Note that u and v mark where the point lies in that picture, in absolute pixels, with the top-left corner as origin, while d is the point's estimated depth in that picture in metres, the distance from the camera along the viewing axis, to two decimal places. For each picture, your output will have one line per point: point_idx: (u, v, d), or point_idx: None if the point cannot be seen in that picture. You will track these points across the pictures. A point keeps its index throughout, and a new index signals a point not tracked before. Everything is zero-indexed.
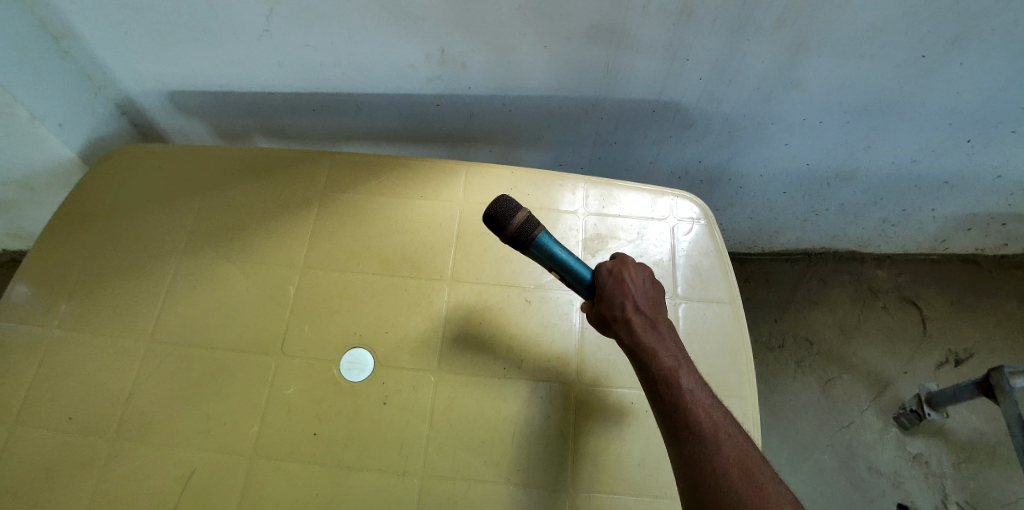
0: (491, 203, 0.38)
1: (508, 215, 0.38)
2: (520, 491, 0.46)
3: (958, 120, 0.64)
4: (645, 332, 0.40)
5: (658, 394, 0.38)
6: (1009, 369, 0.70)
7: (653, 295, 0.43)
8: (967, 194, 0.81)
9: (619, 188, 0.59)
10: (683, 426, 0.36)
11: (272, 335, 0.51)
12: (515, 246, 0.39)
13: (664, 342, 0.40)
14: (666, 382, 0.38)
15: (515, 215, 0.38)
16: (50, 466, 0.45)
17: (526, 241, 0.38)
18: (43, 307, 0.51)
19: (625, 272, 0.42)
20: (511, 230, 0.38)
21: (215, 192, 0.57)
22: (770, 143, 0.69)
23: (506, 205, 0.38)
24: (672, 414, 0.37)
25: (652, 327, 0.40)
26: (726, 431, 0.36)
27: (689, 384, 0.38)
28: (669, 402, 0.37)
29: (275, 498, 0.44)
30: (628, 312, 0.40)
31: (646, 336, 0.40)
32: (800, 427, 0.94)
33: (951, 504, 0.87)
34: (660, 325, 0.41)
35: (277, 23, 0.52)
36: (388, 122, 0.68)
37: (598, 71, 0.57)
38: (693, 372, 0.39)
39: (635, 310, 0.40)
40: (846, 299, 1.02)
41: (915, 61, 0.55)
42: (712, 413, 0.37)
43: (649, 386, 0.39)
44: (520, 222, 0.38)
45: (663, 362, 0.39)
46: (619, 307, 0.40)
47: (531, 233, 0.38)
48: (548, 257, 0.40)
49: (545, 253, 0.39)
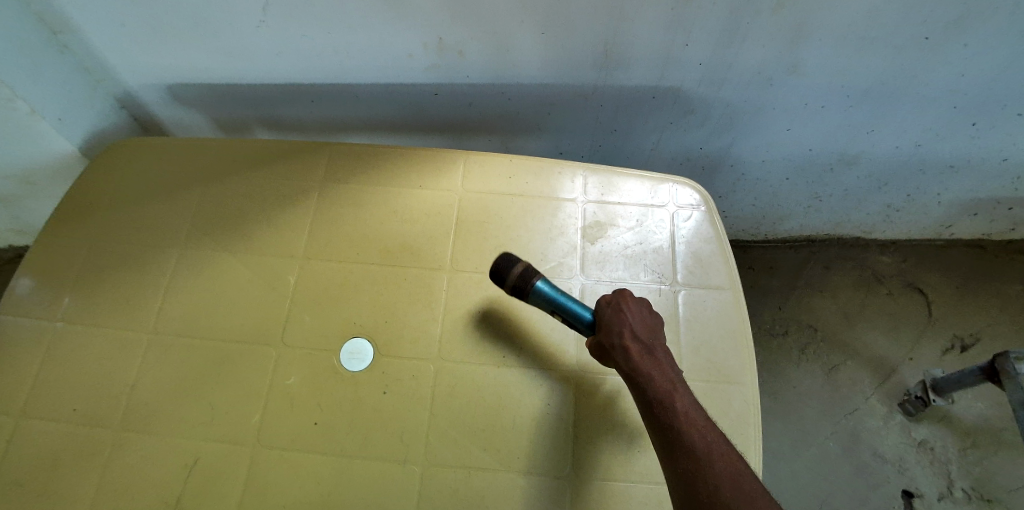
0: (497, 259, 0.47)
1: (508, 267, 0.46)
2: (521, 478, 0.46)
3: (961, 102, 0.63)
4: (641, 357, 0.41)
5: (655, 416, 0.39)
6: (1013, 354, 0.69)
7: (652, 322, 0.44)
8: (972, 178, 0.80)
9: (619, 174, 0.59)
10: (679, 447, 0.37)
11: (273, 326, 0.51)
12: (518, 292, 0.46)
13: (661, 366, 0.41)
14: (661, 404, 0.39)
15: (514, 267, 0.46)
16: (57, 457, 0.46)
17: (526, 287, 0.45)
18: (45, 300, 0.52)
19: (622, 301, 0.45)
20: (512, 278, 0.45)
21: (214, 183, 0.57)
22: (771, 128, 0.69)
23: (508, 259, 0.46)
24: (668, 435, 0.38)
25: (648, 352, 0.42)
26: (722, 449, 0.36)
27: (685, 405, 0.39)
28: (665, 423, 0.38)
29: (279, 486, 0.45)
30: (625, 339, 0.42)
31: (642, 361, 0.41)
32: (804, 414, 0.93)
33: (956, 489, 0.86)
34: (657, 350, 0.42)
35: (272, 13, 0.51)
36: (387, 112, 0.67)
37: (597, 58, 0.56)
38: (689, 394, 0.40)
39: (632, 337, 0.42)
40: (849, 285, 1.01)
41: (918, 43, 0.53)
42: (706, 432, 0.37)
43: (647, 409, 0.40)
44: (520, 271, 0.46)
45: (658, 385, 0.40)
46: (617, 335, 0.43)
47: (529, 280, 0.45)
48: (547, 300, 0.45)
49: (545, 297, 0.45)
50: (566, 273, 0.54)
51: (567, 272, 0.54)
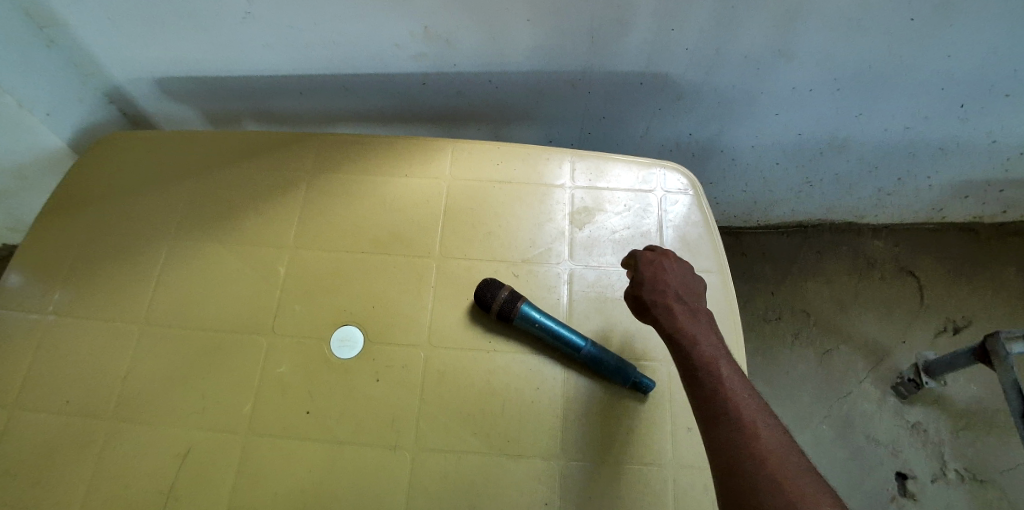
0: (481, 284, 0.50)
1: (494, 294, 0.49)
2: (511, 461, 0.46)
3: (950, 85, 0.63)
4: (685, 321, 0.41)
5: (697, 379, 0.39)
6: (1004, 334, 0.70)
7: (692, 284, 0.45)
8: (962, 161, 0.80)
9: (607, 160, 0.59)
10: (722, 411, 0.36)
11: (263, 316, 0.51)
12: (503, 317, 0.49)
13: (704, 331, 0.41)
14: (706, 369, 0.39)
15: (500, 293, 0.49)
16: (52, 447, 0.46)
17: (510, 312, 0.49)
18: (39, 293, 0.52)
19: (665, 261, 0.45)
20: (498, 303, 0.49)
21: (204, 175, 0.57)
22: (760, 114, 0.69)
23: (492, 285, 0.50)
24: (710, 400, 0.37)
25: (692, 317, 0.42)
26: (765, 421, 0.36)
27: (729, 373, 0.39)
28: (708, 387, 0.38)
29: (271, 473, 0.45)
30: (669, 299, 0.42)
31: (687, 323, 0.41)
32: (799, 399, 0.94)
33: (950, 470, 0.87)
34: (700, 315, 0.43)
35: (256, 5, 0.51)
36: (376, 102, 0.68)
37: (584, 44, 0.56)
38: (733, 364, 0.40)
39: (675, 297, 0.43)
40: (842, 271, 1.02)
41: (905, 25, 0.54)
42: (750, 402, 0.37)
43: (688, 371, 0.40)
44: (505, 297, 0.49)
45: (703, 350, 0.40)
46: (660, 294, 0.43)
47: (513, 306, 0.49)
48: (532, 324, 0.49)
49: (530, 320, 0.49)
50: (555, 258, 0.54)
51: (555, 258, 0.54)
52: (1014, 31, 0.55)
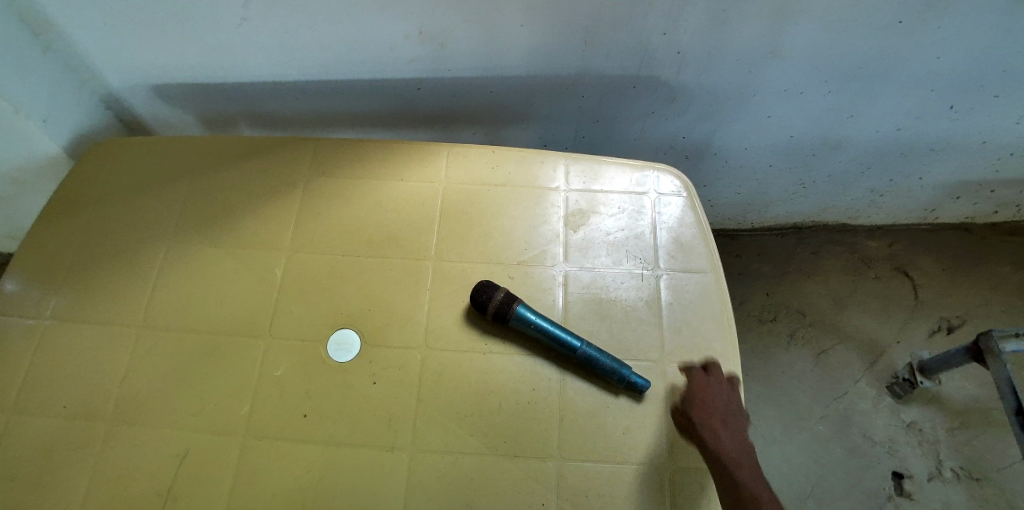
0: (477, 286, 0.51)
1: (490, 296, 0.50)
2: (508, 461, 0.46)
3: (940, 85, 0.64)
4: (731, 448, 0.44)
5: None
6: (996, 333, 0.70)
7: (738, 412, 0.47)
8: (954, 161, 0.80)
9: (601, 162, 0.60)
10: None
11: (260, 319, 0.51)
12: (498, 319, 0.49)
13: (750, 466, 0.43)
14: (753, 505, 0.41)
15: (495, 294, 0.50)
16: (51, 449, 0.46)
17: (505, 313, 0.49)
18: (36, 298, 0.52)
19: (715, 386, 0.47)
20: (494, 305, 0.49)
21: (201, 180, 0.58)
22: (753, 115, 0.69)
23: (488, 287, 0.50)
24: None
25: (738, 445, 0.44)
26: None
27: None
28: None
29: (269, 475, 0.45)
30: (719, 429, 0.45)
31: (735, 456, 0.43)
32: (795, 398, 0.94)
33: (947, 469, 0.87)
34: (746, 447, 0.45)
35: (252, 10, 0.52)
36: (372, 107, 0.68)
37: (578, 46, 0.56)
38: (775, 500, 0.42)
39: (725, 427, 0.45)
40: (837, 271, 1.02)
41: (893, 27, 0.54)
42: None
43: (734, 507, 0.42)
44: (500, 299, 0.49)
45: (751, 486, 0.42)
46: (711, 422, 0.45)
47: (509, 307, 0.49)
48: (527, 326, 0.49)
49: (525, 322, 0.49)
50: (550, 260, 0.55)
51: (550, 259, 0.55)
52: (1001, 32, 0.55)
